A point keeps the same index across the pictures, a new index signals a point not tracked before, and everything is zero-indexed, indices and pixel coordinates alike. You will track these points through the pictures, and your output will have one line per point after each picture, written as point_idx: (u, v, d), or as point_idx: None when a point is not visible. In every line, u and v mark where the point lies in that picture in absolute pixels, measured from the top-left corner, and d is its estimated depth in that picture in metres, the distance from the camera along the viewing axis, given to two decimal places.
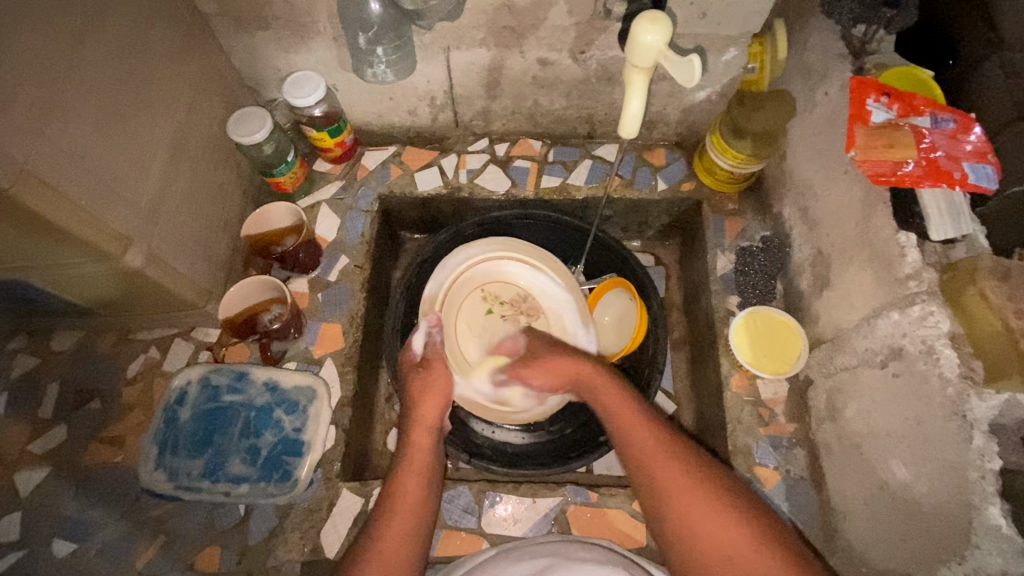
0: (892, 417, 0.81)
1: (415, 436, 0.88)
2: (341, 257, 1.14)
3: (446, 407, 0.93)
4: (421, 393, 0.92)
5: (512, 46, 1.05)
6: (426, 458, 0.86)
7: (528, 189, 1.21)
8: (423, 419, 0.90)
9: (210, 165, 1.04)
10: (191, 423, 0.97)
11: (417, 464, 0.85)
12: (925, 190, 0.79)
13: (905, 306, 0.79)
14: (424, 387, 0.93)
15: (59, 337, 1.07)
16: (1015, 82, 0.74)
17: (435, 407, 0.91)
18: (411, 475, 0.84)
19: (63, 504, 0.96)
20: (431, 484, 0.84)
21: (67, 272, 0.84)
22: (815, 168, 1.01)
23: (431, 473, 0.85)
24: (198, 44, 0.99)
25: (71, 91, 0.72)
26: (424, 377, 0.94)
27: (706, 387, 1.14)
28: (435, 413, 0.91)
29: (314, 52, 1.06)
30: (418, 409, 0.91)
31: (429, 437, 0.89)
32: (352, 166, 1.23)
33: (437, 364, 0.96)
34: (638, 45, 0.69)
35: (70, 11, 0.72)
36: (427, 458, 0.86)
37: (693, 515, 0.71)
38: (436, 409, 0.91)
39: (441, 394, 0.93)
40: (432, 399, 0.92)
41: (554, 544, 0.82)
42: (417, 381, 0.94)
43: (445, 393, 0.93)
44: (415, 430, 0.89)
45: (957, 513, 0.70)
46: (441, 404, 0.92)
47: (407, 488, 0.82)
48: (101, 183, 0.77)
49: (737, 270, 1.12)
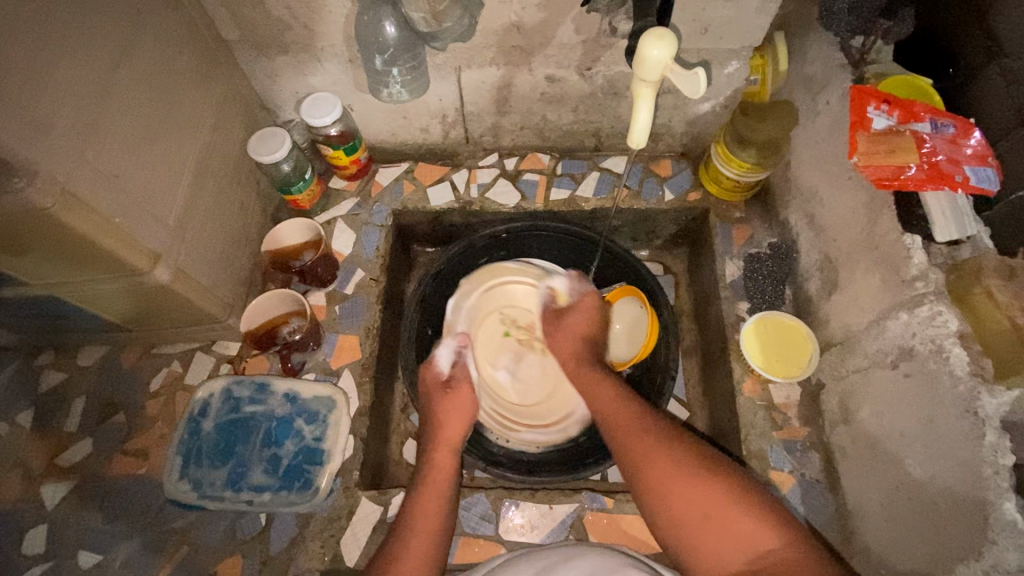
0: (905, 417, 0.82)
1: (436, 455, 0.90)
2: (357, 270, 1.17)
3: (468, 428, 0.96)
4: (445, 414, 0.95)
5: (521, 64, 1.08)
6: (445, 476, 0.88)
7: (538, 202, 1.24)
8: (445, 439, 0.92)
9: (232, 183, 1.07)
10: (214, 434, 0.99)
11: (436, 482, 0.86)
12: (928, 193, 0.80)
13: (914, 306, 0.80)
14: (451, 407, 0.96)
15: (85, 352, 1.10)
16: (1015, 89, 0.76)
17: (456, 427, 0.94)
18: (429, 491, 0.85)
19: (88, 516, 0.98)
20: (449, 503, 0.86)
21: (97, 288, 0.87)
22: (819, 175, 1.03)
23: (450, 491, 0.87)
24: (221, 68, 1.04)
25: (105, 114, 0.76)
26: (450, 399, 0.97)
27: (718, 393, 1.15)
28: (462, 429, 0.95)
29: (330, 73, 1.10)
30: (441, 430, 0.94)
31: (450, 455, 0.91)
32: (367, 182, 1.26)
33: (463, 386, 0.99)
34: (644, 60, 0.71)
35: (106, 39, 0.77)
36: (447, 474, 0.88)
37: (659, 468, 0.74)
38: (459, 429, 0.94)
39: (463, 415, 0.96)
40: (456, 417, 0.95)
41: (566, 549, 0.84)
42: (439, 399, 0.97)
43: (468, 416, 0.96)
44: (437, 449, 0.91)
45: (974, 510, 0.71)
46: (462, 423, 0.95)
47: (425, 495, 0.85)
48: (132, 201, 0.80)
49: (746, 276, 1.14)
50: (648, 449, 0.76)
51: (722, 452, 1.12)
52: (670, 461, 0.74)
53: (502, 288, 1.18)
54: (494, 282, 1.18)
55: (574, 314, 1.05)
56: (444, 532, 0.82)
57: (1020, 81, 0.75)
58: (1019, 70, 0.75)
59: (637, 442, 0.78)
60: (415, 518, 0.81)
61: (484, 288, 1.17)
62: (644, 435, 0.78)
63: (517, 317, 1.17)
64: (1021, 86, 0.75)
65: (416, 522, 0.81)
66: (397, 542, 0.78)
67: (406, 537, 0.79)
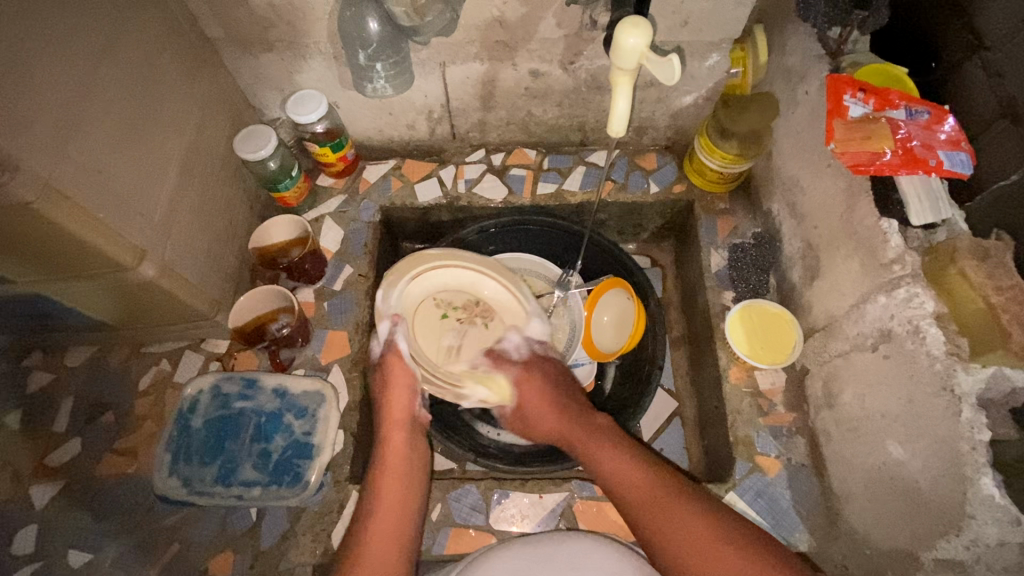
0: (886, 398, 0.83)
1: (389, 436, 0.90)
2: (346, 266, 1.18)
3: (412, 394, 0.93)
4: (384, 390, 0.93)
5: (504, 59, 1.09)
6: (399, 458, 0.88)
7: (525, 196, 1.26)
8: (392, 416, 0.91)
9: (218, 181, 1.08)
10: (203, 430, 0.99)
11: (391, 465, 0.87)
12: (903, 177, 0.82)
13: (892, 289, 0.82)
14: (391, 384, 0.93)
15: (72, 353, 1.10)
16: (995, 82, 0.77)
17: (398, 400, 0.92)
18: (386, 475, 0.86)
19: (78, 515, 0.98)
20: (411, 481, 0.87)
21: (83, 285, 0.87)
22: (799, 164, 1.05)
23: (406, 471, 0.87)
24: (205, 66, 1.04)
25: (87, 111, 0.76)
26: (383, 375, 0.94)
27: (705, 382, 1.16)
28: (408, 405, 0.92)
29: (316, 70, 1.11)
30: (385, 406, 0.92)
31: (401, 431, 0.91)
32: (354, 180, 1.27)
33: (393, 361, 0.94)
34: (621, 49, 0.72)
35: (89, 37, 0.77)
36: (401, 451, 0.89)
37: (684, 541, 0.72)
38: (403, 402, 0.92)
39: (403, 387, 0.93)
40: (399, 393, 0.92)
41: (553, 534, 0.85)
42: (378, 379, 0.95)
43: (408, 386, 0.93)
44: (388, 429, 0.91)
45: (952, 486, 0.72)
46: (404, 393, 0.93)
47: (386, 477, 0.86)
48: (115, 197, 0.81)
49: (730, 266, 1.16)
50: (670, 522, 0.74)
51: (710, 440, 1.13)
52: (689, 537, 0.72)
53: (429, 276, 1.03)
54: (421, 271, 1.01)
55: (530, 403, 0.94)
56: (406, 517, 0.83)
57: (1000, 75, 0.76)
58: (1000, 62, 0.76)
59: (662, 512, 0.76)
60: (376, 509, 0.82)
61: (411, 277, 1.00)
62: (669, 501, 0.76)
63: (455, 299, 1.05)
64: (1002, 77, 0.76)
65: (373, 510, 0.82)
66: (358, 537, 0.80)
67: (361, 532, 0.80)
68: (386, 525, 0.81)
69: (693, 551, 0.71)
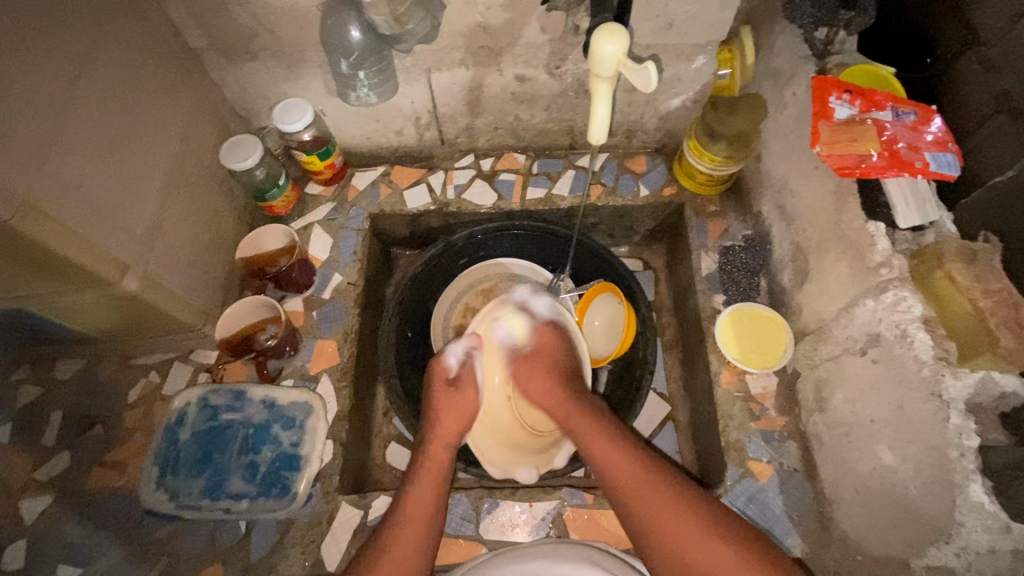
0: (875, 403, 0.82)
1: (433, 447, 0.93)
2: (335, 275, 1.17)
3: (466, 424, 0.98)
4: (444, 409, 0.98)
5: (490, 65, 1.09)
6: (441, 467, 0.90)
7: (514, 201, 1.25)
8: (442, 434, 0.95)
9: (204, 192, 1.07)
10: (192, 443, 0.99)
11: (431, 470, 0.89)
12: (889, 179, 0.81)
13: (880, 293, 0.81)
14: (451, 405, 0.99)
15: (61, 365, 1.10)
16: (992, 77, 0.75)
17: (455, 424, 0.97)
18: (425, 481, 0.88)
19: (66, 530, 0.98)
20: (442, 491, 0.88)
21: (67, 299, 0.87)
22: (788, 166, 1.04)
23: (443, 484, 0.89)
24: (189, 76, 1.04)
25: (66, 126, 0.76)
26: (448, 397, 0.99)
27: (698, 386, 1.16)
28: (456, 429, 0.96)
29: (300, 79, 1.11)
30: (438, 424, 0.96)
31: (447, 450, 0.93)
32: (343, 187, 1.27)
33: (466, 386, 1.01)
34: (598, 55, 0.71)
35: (66, 51, 0.77)
36: (443, 467, 0.91)
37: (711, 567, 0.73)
38: (456, 427, 0.96)
39: (463, 414, 0.98)
40: (454, 417, 0.97)
41: (540, 546, 0.85)
42: (444, 396, 1.00)
43: (468, 413, 0.98)
44: (434, 442, 0.94)
45: (942, 493, 0.71)
46: (461, 421, 0.98)
47: (423, 486, 0.87)
48: (96, 212, 0.80)
49: (721, 269, 1.15)
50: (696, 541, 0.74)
51: (703, 445, 1.13)
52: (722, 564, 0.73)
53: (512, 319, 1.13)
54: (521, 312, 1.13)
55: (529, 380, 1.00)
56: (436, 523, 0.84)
57: (997, 70, 0.74)
58: (996, 57, 0.74)
59: (685, 528, 0.76)
60: (412, 512, 0.84)
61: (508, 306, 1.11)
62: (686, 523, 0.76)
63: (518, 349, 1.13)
64: (1000, 72, 0.74)
65: (411, 514, 0.83)
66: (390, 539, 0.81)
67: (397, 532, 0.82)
68: (420, 530, 0.82)
69: (692, 552, 0.74)
